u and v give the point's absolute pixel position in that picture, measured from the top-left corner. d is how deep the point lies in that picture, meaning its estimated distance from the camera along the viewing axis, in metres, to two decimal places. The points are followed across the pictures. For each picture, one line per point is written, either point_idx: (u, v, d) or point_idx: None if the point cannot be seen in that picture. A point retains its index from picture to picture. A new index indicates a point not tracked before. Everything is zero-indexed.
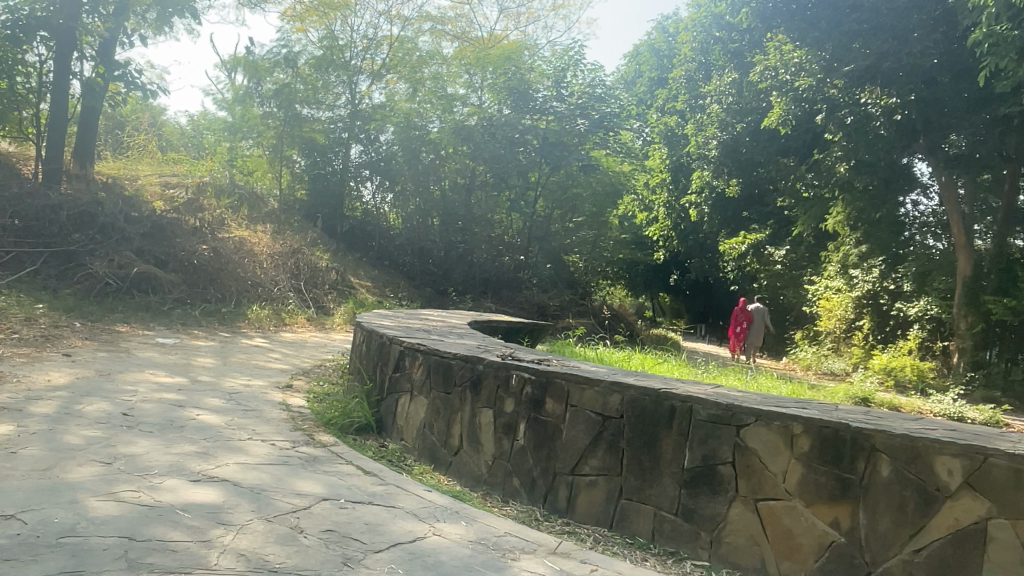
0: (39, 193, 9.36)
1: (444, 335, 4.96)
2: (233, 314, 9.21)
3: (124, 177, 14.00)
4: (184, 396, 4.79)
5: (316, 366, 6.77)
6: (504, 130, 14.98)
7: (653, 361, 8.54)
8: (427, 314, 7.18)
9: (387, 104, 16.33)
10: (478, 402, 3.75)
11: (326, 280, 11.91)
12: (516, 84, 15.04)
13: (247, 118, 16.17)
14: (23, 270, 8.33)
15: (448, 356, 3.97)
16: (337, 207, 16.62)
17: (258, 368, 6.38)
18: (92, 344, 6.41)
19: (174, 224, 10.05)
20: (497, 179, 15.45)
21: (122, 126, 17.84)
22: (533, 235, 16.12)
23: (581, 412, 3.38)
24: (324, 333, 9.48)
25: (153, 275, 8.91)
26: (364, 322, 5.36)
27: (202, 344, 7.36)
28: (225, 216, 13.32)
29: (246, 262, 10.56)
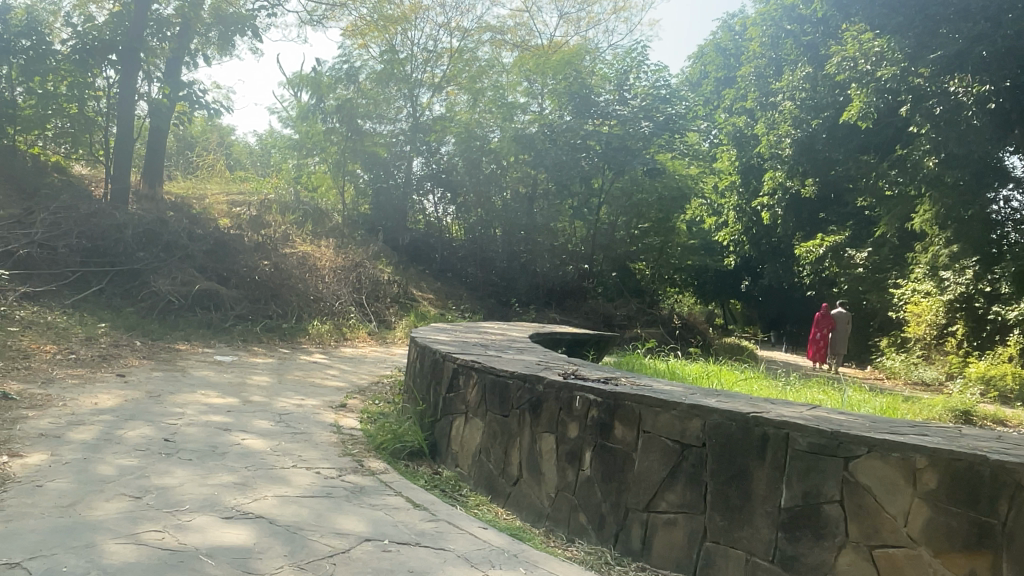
0: (106, 212, 9.40)
1: (501, 351, 4.59)
2: (293, 329, 9.08)
3: (193, 196, 14.22)
4: (232, 418, 4.56)
5: (373, 383, 6.50)
6: (566, 137, 14.63)
7: (729, 374, 7.96)
8: (487, 327, 6.82)
9: (448, 114, 16.18)
10: (538, 426, 3.36)
11: (388, 293, 11.74)
12: (578, 90, 14.73)
13: (311, 134, 15.82)
14: (88, 290, 8.39)
15: (503, 374, 3.58)
16: (399, 221, 16.44)
17: (313, 386, 6.15)
18: (149, 364, 6.30)
19: (236, 241, 9.98)
20: (559, 186, 15.11)
21: (192, 147, 18.25)
22: (597, 242, 15.81)
23: (655, 439, 2.95)
24: (385, 348, 9.26)
25: (215, 292, 8.91)
26: (418, 336, 5.05)
27: (260, 361, 7.20)
28: (290, 231, 13.35)
29: (308, 277, 10.47)
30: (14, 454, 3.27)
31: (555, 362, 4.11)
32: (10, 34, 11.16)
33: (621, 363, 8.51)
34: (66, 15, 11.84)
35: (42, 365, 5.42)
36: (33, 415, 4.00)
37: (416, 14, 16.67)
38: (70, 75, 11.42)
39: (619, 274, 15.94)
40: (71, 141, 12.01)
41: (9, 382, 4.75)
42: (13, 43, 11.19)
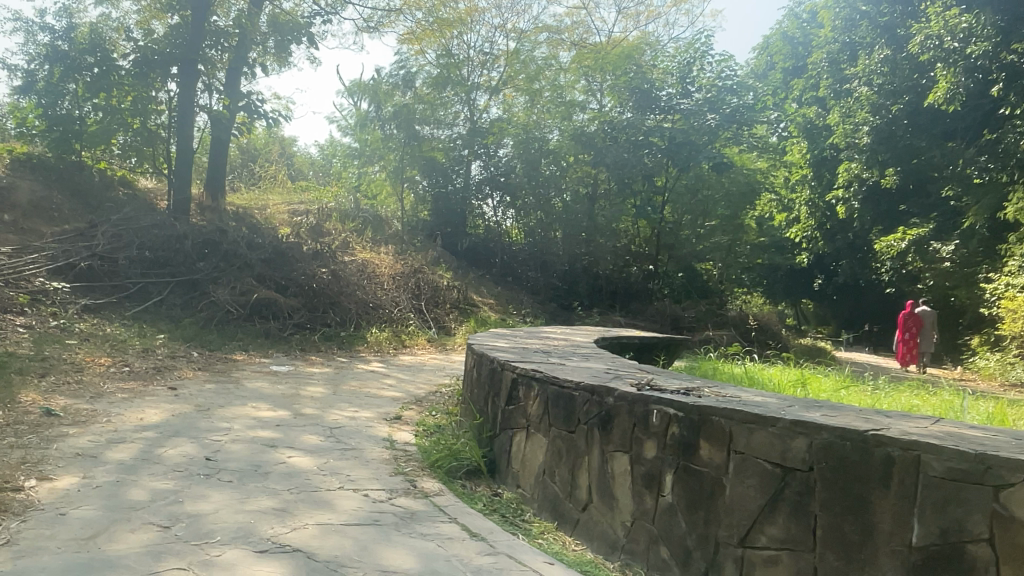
0: (167, 224, 9.42)
1: (565, 358, 4.20)
2: (351, 338, 8.88)
3: (255, 207, 14.27)
4: (280, 433, 4.29)
5: (431, 393, 6.18)
6: (628, 134, 14.22)
7: (812, 378, 7.34)
8: (549, 332, 6.43)
9: (505, 117, 15.91)
10: (610, 445, 2.94)
11: (447, 299, 11.50)
12: (640, 84, 14.18)
13: (371, 142, 15.91)
14: (149, 300, 8.33)
15: (568, 385, 3.18)
16: (459, 225, 16.30)
17: (368, 396, 5.86)
18: (203, 375, 6.14)
19: (295, 248, 9.71)
20: (621, 185, 14.57)
21: (254, 159, 18.48)
22: (661, 242, 15.20)
23: (749, 461, 2.50)
24: (444, 355, 8.96)
25: (273, 300, 8.72)
26: (475, 343, 4.70)
27: (316, 370, 6.99)
28: (349, 239, 13.25)
29: (367, 284, 10.26)
30: (43, 477, 3.04)
31: (625, 369, 3.69)
32: (76, 52, 11.39)
33: (693, 368, 7.99)
34: (128, 30, 12.05)
35: (94, 379, 5.30)
36: (73, 433, 3.81)
37: (472, 17, 16.49)
38: (133, 91, 11.75)
39: (685, 274, 15.42)
40: (136, 154, 12.32)
41: (57, 397, 4.61)
42: (79, 61, 11.42)
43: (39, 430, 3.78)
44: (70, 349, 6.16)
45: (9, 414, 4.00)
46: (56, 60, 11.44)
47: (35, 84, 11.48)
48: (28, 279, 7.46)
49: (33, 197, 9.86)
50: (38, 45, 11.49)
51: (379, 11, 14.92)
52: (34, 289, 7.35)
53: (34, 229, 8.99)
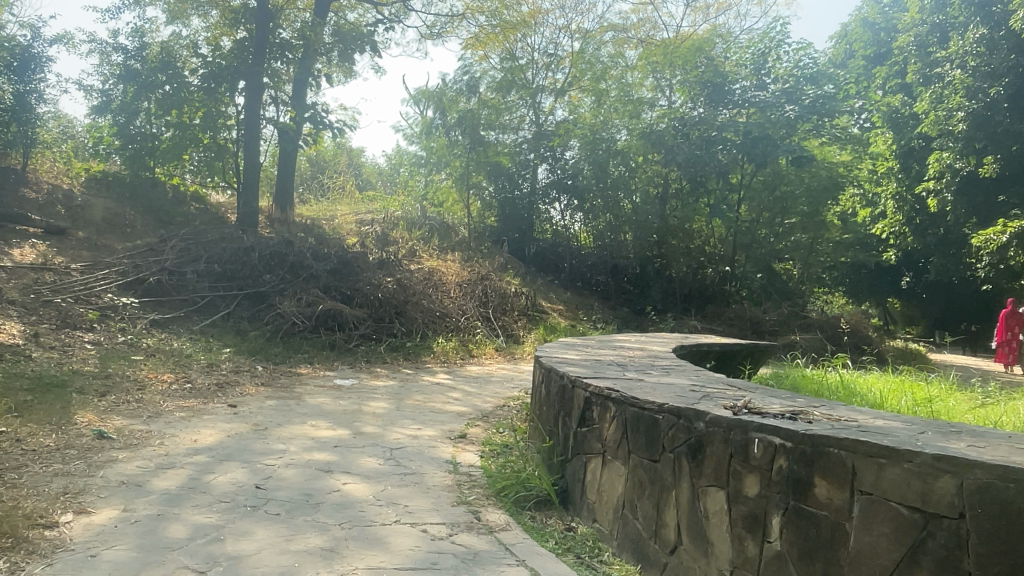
0: (234, 238, 9.42)
1: (643, 372, 3.77)
2: (417, 348, 8.64)
3: (323, 218, 14.27)
4: (336, 455, 4.00)
5: (498, 408, 5.82)
6: (700, 131, 13.55)
7: (915, 386, 6.64)
8: (623, 341, 5.99)
9: (571, 116, 15.50)
10: (702, 479, 2.51)
11: (515, 306, 11.17)
12: (712, 78, 13.62)
13: (436, 149, 15.68)
14: (217, 313, 8.30)
15: (650, 408, 2.77)
16: (526, 231, 15.95)
17: (432, 411, 5.55)
18: (265, 391, 5.96)
19: (360, 258, 9.52)
20: (693, 183, 13.93)
21: (323, 171, 18.64)
22: (737, 242, 14.47)
23: (880, 504, 2.03)
24: (513, 365, 8.61)
25: (338, 311, 8.55)
26: (543, 356, 4.34)
27: (381, 384, 6.73)
28: (416, 247, 13.06)
29: (434, 293, 9.99)
30: (81, 510, 2.82)
31: (712, 387, 3.25)
32: (148, 70, 11.58)
33: (780, 377, 7.39)
34: (196, 46, 12.22)
35: (155, 398, 5.17)
36: (122, 458, 3.62)
37: (535, 19, 16.18)
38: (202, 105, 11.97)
39: (764, 274, 14.49)
40: (207, 169, 12.53)
41: (114, 418, 4.46)
42: (152, 80, 11.64)
43: (88, 455, 3.60)
44: (136, 366, 6.09)
45: (62, 438, 3.85)
46: (128, 79, 11.63)
47: (110, 104, 11.68)
48: (98, 295, 7.50)
49: (108, 215, 10.03)
50: (112, 65, 11.70)
51: (442, 18, 14.76)
52: (104, 305, 7.38)
53: (107, 245, 9.10)
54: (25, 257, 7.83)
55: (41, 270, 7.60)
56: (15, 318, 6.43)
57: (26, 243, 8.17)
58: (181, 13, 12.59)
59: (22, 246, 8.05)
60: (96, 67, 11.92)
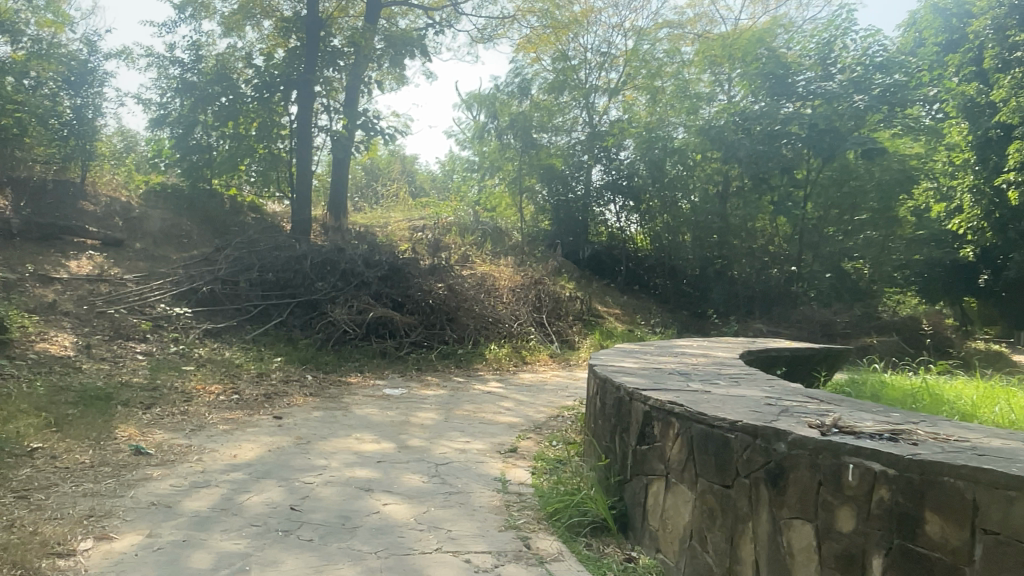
0: (287, 246, 9.33)
1: (708, 382, 3.41)
2: (469, 356, 8.39)
3: (376, 225, 14.24)
4: (379, 471, 3.76)
5: (551, 418, 5.50)
6: (762, 125, 12.94)
7: (1009, 393, 6.05)
8: (684, 347, 5.61)
9: (627, 114, 15.09)
10: (784, 509, 2.17)
11: (569, 311, 10.87)
12: (775, 69, 12.88)
13: (488, 154, 15.60)
14: (270, 322, 8.21)
15: (719, 425, 2.42)
16: (582, 234, 15.70)
17: (483, 422, 5.27)
18: (313, 401, 5.77)
19: (411, 265, 9.14)
20: (755, 181, 13.33)
21: (377, 178, 18.70)
22: (804, 241, 13.81)
23: (1010, 546, 1.72)
24: (568, 372, 8.28)
25: (390, 318, 8.38)
26: (596, 365, 4.00)
27: (431, 393, 6.48)
28: (469, 252, 12.87)
29: (487, 298, 9.74)
30: (102, 536, 2.66)
31: (788, 400, 2.88)
32: (204, 83, 11.69)
33: (856, 384, 6.87)
34: (249, 56, 12.29)
35: (201, 410, 5.04)
36: (156, 476, 3.46)
37: (587, 19, 15.81)
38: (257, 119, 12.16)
39: (833, 275, 13.85)
40: (262, 179, 12.64)
41: (155, 432, 4.33)
42: (210, 94, 11.73)
43: (122, 474, 3.46)
44: (184, 376, 6.01)
45: (99, 454, 3.72)
46: (185, 92, 11.75)
47: (167, 117, 11.84)
48: (151, 306, 7.50)
49: (164, 226, 10.13)
50: (169, 79, 11.83)
51: (493, 22, 14.56)
52: (157, 316, 7.37)
53: (164, 256, 9.16)
54: (82, 269, 7.91)
55: (96, 281, 7.65)
56: (69, 330, 6.45)
57: (83, 255, 8.26)
58: (236, 26, 12.72)
59: (80, 258, 8.14)
60: (155, 81, 12.10)
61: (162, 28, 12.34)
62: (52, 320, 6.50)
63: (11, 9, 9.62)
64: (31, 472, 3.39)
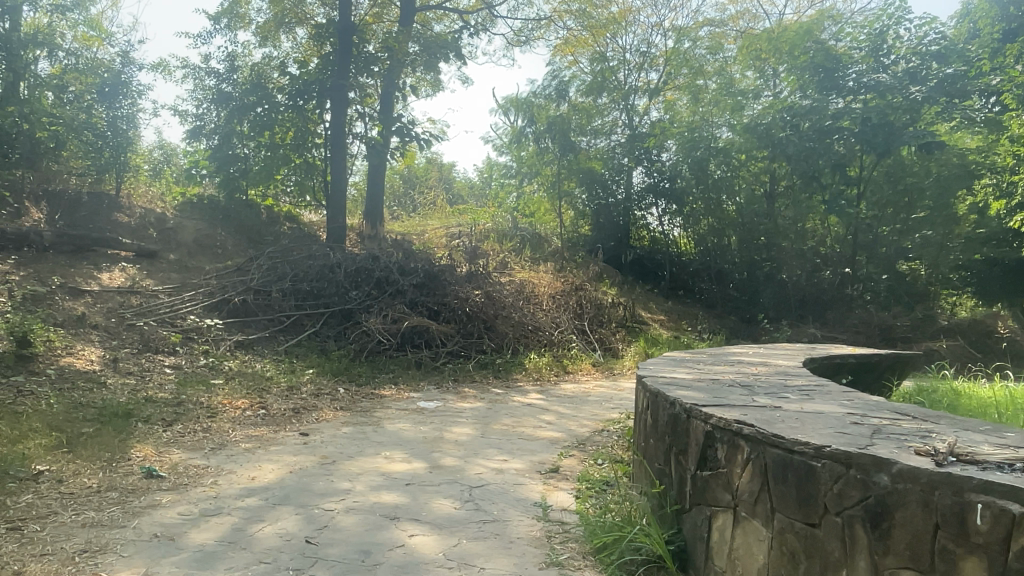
0: (321, 255, 9.09)
1: (775, 397, 2.98)
2: (508, 366, 8.02)
3: (413, 232, 14.00)
4: (406, 496, 3.41)
5: (596, 434, 5.10)
6: (812, 120, 12.31)
7: None
8: (739, 354, 5.18)
9: (668, 113, 14.61)
10: (889, 557, 1.77)
11: (612, 317, 10.46)
12: (824, 61, 12.31)
13: (526, 160, 15.31)
14: (304, 332, 7.96)
15: (802, 451, 2.01)
16: (622, 238, 15.02)
17: (522, 438, 4.89)
18: (343, 416, 5.45)
19: (448, 271, 8.92)
20: (805, 179, 12.72)
21: (414, 186, 18.51)
22: (857, 242, 13.20)
23: None
24: (612, 382, 7.85)
25: (425, 327, 8.08)
26: (646, 377, 3.59)
27: (467, 406, 6.12)
28: (507, 259, 12.53)
29: (526, 305, 9.38)
30: None
31: (876, 418, 2.44)
32: (240, 93, 11.63)
33: (927, 392, 6.32)
34: (284, 64, 12.18)
35: (224, 427, 4.77)
36: (164, 502, 3.17)
37: (625, 19, 15.41)
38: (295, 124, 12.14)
39: (890, 276, 13.20)
40: (299, 189, 12.53)
41: (172, 452, 4.07)
42: (247, 104, 11.70)
43: (128, 500, 3.18)
44: (212, 390, 5.77)
45: (108, 478, 3.47)
46: (221, 103, 11.69)
47: (204, 127, 11.75)
48: (182, 317, 7.31)
49: (199, 237, 10.03)
50: (205, 89, 11.75)
51: (529, 24, 14.24)
52: (187, 327, 7.17)
53: (197, 266, 9.02)
54: (114, 280, 7.79)
55: (128, 293, 7.50)
56: (96, 343, 6.28)
57: (116, 267, 8.15)
58: (272, 37, 12.67)
59: (112, 270, 8.02)
60: (191, 93, 12.07)
61: (197, 40, 12.33)
62: (80, 333, 6.34)
63: (49, 24, 9.73)
64: (33, 498, 3.14)
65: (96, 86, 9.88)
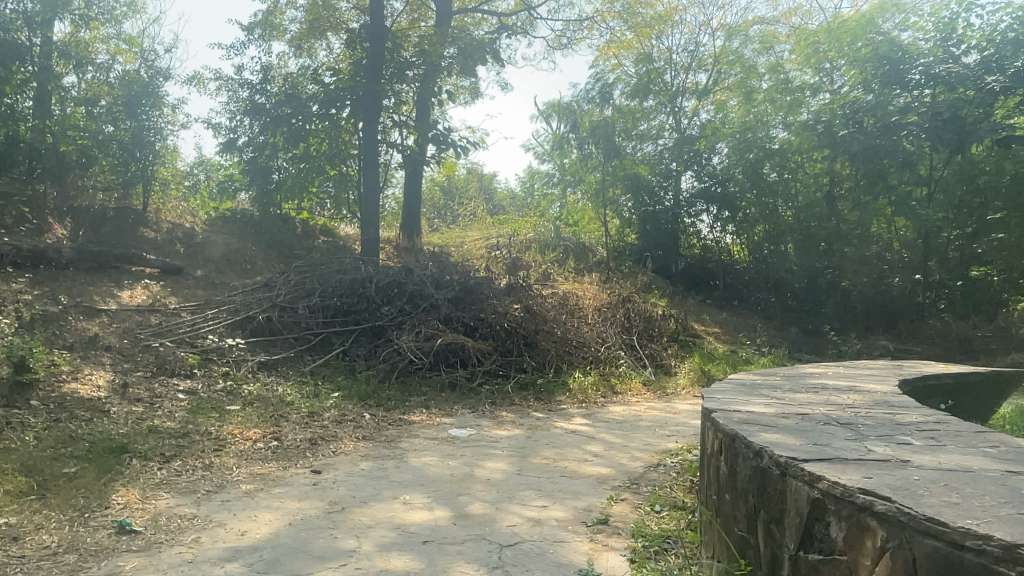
0: (353, 268, 8.60)
1: (892, 443, 2.28)
2: (551, 386, 7.33)
3: (452, 244, 13.44)
4: (420, 560, 2.79)
5: (651, 470, 4.40)
6: (876, 117, 11.46)
7: None
8: (814, 377, 4.45)
9: (718, 114, 13.83)
10: None
11: (662, 331, 9.72)
12: (889, 53, 11.36)
13: (570, 167, 14.70)
14: (332, 351, 7.45)
15: (978, 547, 1.39)
16: (671, 247, 14.35)
17: (566, 476, 4.22)
18: (364, 447, 4.85)
19: (485, 283, 8.30)
20: (869, 180, 11.76)
21: (455, 196, 18.09)
22: (928, 246, 11.94)
23: None
24: (666, 404, 7.09)
25: (461, 344, 7.47)
26: (715, 412, 2.91)
27: (505, 435, 5.46)
28: (550, 270, 11.88)
29: (570, 320, 8.70)
30: None
31: None
32: (274, 104, 11.28)
33: None
34: (315, 71, 11.74)
35: (228, 462, 4.24)
36: (126, 570, 2.63)
37: (671, 18, 14.68)
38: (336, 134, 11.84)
39: (965, 283, 11.79)
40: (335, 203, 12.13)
41: (160, 497, 3.58)
42: (280, 112, 11.29)
43: (85, 568, 2.67)
44: (224, 418, 5.26)
45: (71, 536, 2.98)
46: (255, 114, 11.37)
47: (236, 141, 11.51)
48: (202, 337, 6.87)
49: (227, 252, 9.66)
50: (239, 101, 11.47)
51: (570, 26, 13.65)
52: (208, 348, 6.72)
53: (225, 282, 8.62)
54: (135, 298, 7.40)
55: (147, 312, 7.11)
56: (107, 367, 5.86)
57: (138, 284, 7.79)
58: (307, 47, 12.36)
59: (134, 287, 7.65)
60: (225, 104, 11.79)
61: (230, 50, 12.08)
62: (91, 356, 5.94)
63: (83, 38, 9.56)
64: None
65: (123, 97, 9.55)
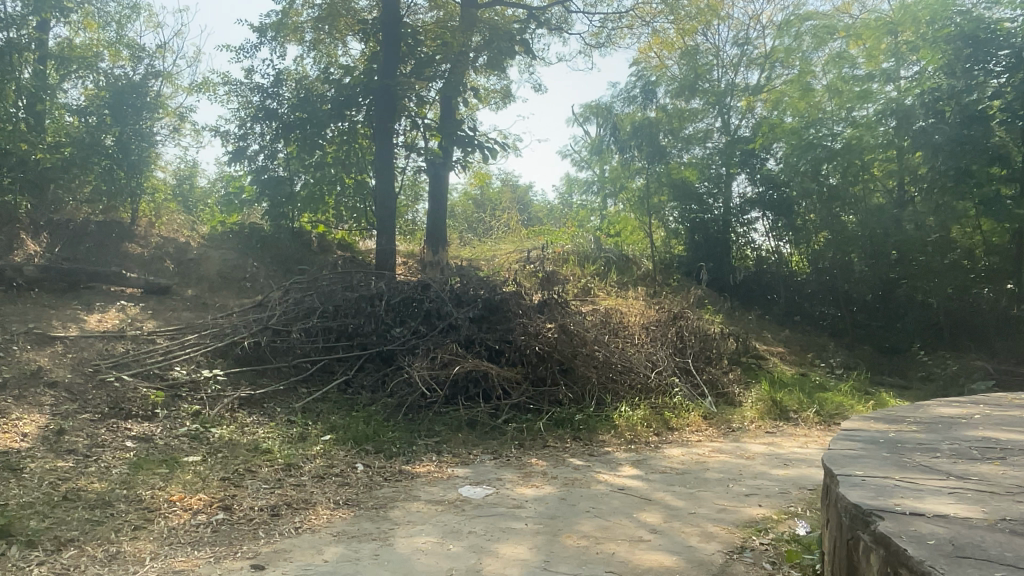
0: (363, 284, 7.39)
1: None
2: (591, 424, 6.03)
3: (483, 259, 12.25)
4: None
5: (737, 559, 3.11)
6: (959, 103, 9.66)
7: None
8: (969, 427, 3.08)
9: (774, 108, 12.06)
10: None
11: (722, 352, 8.32)
12: (976, 31, 9.45)
13: (610, 174, 13.39)
14: (331, 384, 6.32)
15: None
16: (723, 257, 12.93)
17: (615, 571, 2.95)
18: (342, 518, 3.65)
19: (515, 299, 7.03)
20: (955, 178, 9.77)
21: (487, 209, 17.05)
22: None
23: None
24: (735, 447, 5.71)
25: (483, 372, 6.22)
26: (885, 524, 1.65)
27: (533, 495, 4.19)
28: (592, 285, 10.67)
29: (614, 341, 7.38)
30: None
31: None
32: (287, 110, 10.23)
33: None
34: (327, 71, 10.68)
35: (141, 551, 3.08)
36: None
37: (718, 11, 13.25)
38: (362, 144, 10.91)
39: None
40: (352, 213, 11.10)
41: None
42: (290, 118, 10.29)
43: None
44: (170, 475, 4.10)
45: None
46: (267, 120, 10.35)
47: (245, 149, 10.42)
48: (173, 368, 5.78)
49: (223, 269, 8.71)
50: (249, 106, 10.44)
51: (609, 21, 12.38)
52: (178, 382, 5.62)
53: (218, 303, 7.58)
54: (104, 323, 6.39)
55: (113, 339, 6.07)
56: (44, 409, 4.80)
57: (113, 306, 6.81)
58: (326, 51, 11.36)
59: (107, 310, 6.67)
60: (235, 110, 10.81)
61: (240, 52, 11.15)
62: (27, 397, 4.90)
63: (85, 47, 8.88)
64: None
65: (109, 99, 8.69)
